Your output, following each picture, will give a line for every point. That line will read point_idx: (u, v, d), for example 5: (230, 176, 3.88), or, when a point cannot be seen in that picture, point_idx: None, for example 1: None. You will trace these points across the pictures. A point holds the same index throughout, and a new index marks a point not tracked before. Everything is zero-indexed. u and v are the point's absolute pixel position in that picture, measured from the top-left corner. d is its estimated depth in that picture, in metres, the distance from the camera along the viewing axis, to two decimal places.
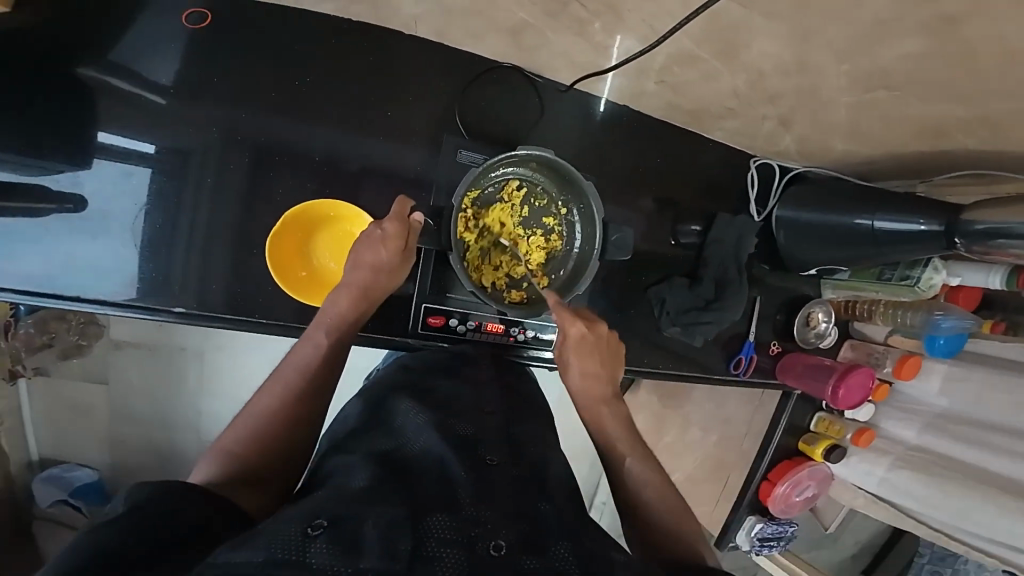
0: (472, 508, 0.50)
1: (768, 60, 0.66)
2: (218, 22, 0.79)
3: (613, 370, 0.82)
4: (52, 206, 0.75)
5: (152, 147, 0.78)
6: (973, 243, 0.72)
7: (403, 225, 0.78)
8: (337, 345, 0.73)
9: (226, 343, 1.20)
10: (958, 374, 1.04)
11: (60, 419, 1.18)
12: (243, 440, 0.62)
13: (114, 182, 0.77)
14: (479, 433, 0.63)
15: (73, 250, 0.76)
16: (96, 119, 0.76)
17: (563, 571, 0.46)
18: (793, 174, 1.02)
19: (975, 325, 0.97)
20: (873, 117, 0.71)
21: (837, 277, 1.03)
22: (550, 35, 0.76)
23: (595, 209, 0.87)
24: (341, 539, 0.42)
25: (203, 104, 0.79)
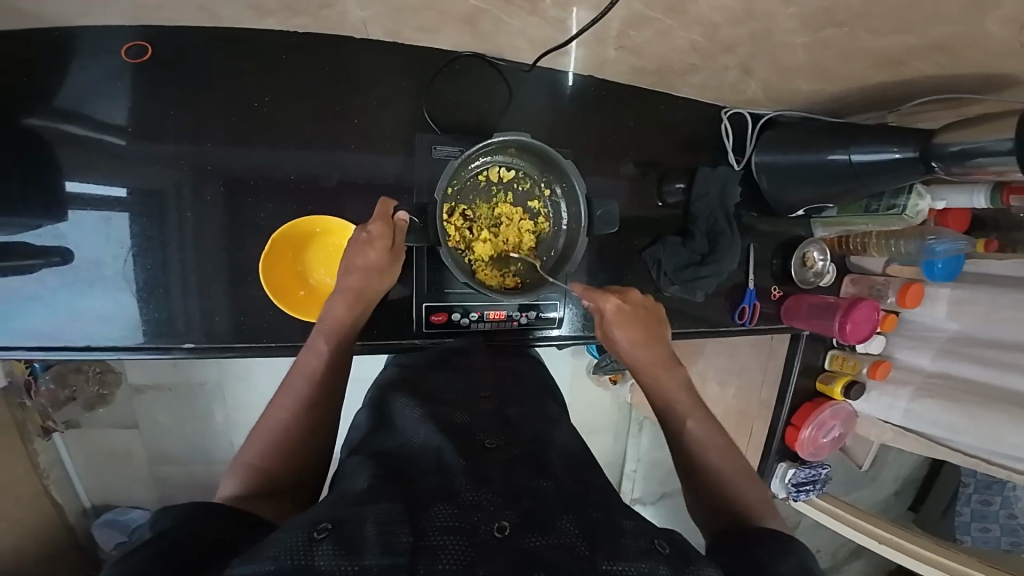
0: (471, 496, 0.52)
1: (719, 13, 0.65)
2: (168, 59, 0.81)
3: (658, 334, 0.86)
4: (40, 261, 0.80)
5: (124, 190, 0.80)
6: (950, 164, 0.72)
7: (388, 225, 0.80)
8: (338, 351, 0.77)
9: (242, 374, 1.26)
10: (964, 297, 1.02)
11: (103, 465, 1.27)
12: (263, 451, 0.68)
13: (93, 229, 0.80)
14: (475, 422, 0.67)
15: (74, 306, 0.81)
16: (66, 173, 0.79)
17: (571, 544, 0.48)
18: (765, 120, 1.02)
19: (969, 245, 0.95)
20: (836, 53, 0.70)
21: (826, 215, 1.03)
22: (502, 20, 0.76)
23: (577, 186, 0.87)
24: (344, 540, 0.45)
25: (177, 144, 0.81)
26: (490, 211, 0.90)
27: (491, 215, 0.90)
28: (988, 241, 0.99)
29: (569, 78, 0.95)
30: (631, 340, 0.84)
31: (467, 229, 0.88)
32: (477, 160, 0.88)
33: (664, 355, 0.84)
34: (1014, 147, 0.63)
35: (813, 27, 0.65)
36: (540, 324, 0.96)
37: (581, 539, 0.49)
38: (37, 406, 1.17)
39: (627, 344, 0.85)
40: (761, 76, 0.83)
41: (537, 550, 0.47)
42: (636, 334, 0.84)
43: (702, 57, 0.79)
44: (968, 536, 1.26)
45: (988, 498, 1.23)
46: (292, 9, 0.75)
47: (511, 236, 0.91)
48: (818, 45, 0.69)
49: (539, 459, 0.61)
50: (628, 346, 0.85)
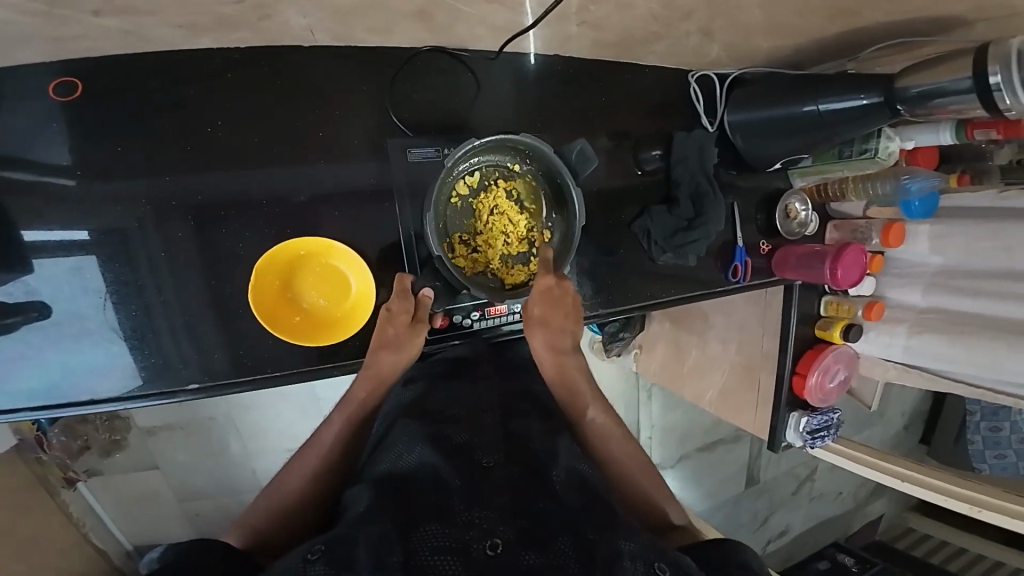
0: (465, 514, 0.55)
1: None
2: (115, 95, 0.79)
3: (573, 323, 0.89)
4: (19, 319, 0.79)
5: (85, 233, 0.79)
6: (914, 106, 0.75)
7: (409, 301, 0.86)
8: (355, 430, 0.81)
9: (252, 400, 1.27)
10: (945, 232, 1.04)
11: (131, 507, 1.29)
12: (272, 509, 0.73)
13: (67, 278, 0.80)
14: (477, 438, 0.68)
15: (70, 362, 0.81)
16: (35, 228, 0.78)
17: (562, 566, 0.51)
18: (732, 79, 1.02)
19: (942, 180, 0.97)
20: (792, 8, 0.70)
21: (802, 165, 1.05)
22: (456, 11, 0.74)
23: (543, 148, 0.87)
24: (335, 560, 0.51)
25: (146, 181, 0.80)
26: (474, 219, 0.90)
27: (478, 216, 0.90)
28: (960, 175, 1.02)
29: (531, 58, 0.94)
30: (550, 334, 0.86)
31: (458, 237, 0.90)
32: (447, 183, 0.87)
33: (570, 344, 0.87)
34: (972, 86, 0.68)
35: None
36: None
37: (572, 558, 0.52)
38: (55, 459, 1.16)
39: (542, 341, 0.85)
40: (722, 37, 0.83)
41: (528, 566, 0.51)
42: (558, 323, 0.86)
43: (664, 25, 0.79)
44: (986, 464, 1.31)
45: (997, 425, 1.27)
46: (238, 25, 0.73)
47: (505, 231, 0.92)
48: (774, 2, 0.69)
49: (543, 477, 0.62)
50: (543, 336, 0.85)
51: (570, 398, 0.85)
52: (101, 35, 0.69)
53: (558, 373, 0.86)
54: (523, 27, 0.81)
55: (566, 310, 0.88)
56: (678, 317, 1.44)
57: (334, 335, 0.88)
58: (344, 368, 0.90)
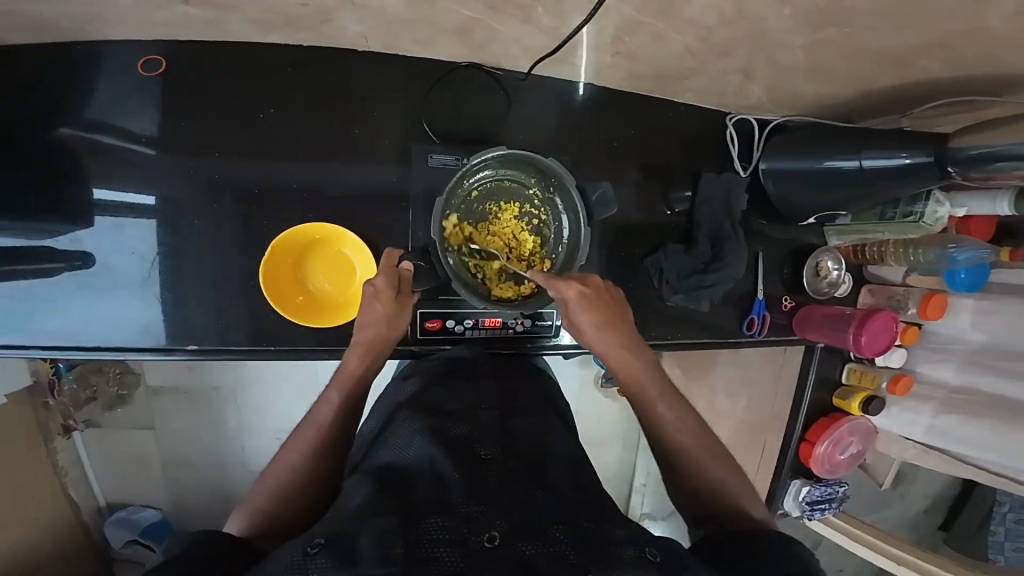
0: (465, 507, 0.53)
1: (709, 15, 0.64)
2: (174, 72, 0.84)
3: (622, 319, 0.83)
4: (61, 265, 0.83)
5: (151, 198, 0.84)
6: (967, 168, 0.70)
7: (393, 277, 0.83)
8: (349, 403, 0.79)
9: (251, 381, 1.28)
10: (990, 308, 0.95)
11: (118, 465, 1.30)
12: (275, 493, 0.69)
13: (111, 233, 0.84)
14: (474, 432, 0.67)
15: (90, 309, 0.84)
16: (93, 182, 0.83)
17: (561, 555, 0.48)
18: (772, 126, 0.99)
19: (993, 253, 0.91)
20: (834, 53, 0.69)
21: (839, 223, 0.98)
22: (494, 30, 0.75)
23: (566, 177, 0.87)
24: (338, 554, 0.47)
25: (186, 155, 0.84)
26: (479, 227, 0.89)
27: (482, 222, 0.89)
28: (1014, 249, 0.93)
29: (581, 87, 0.95)
30: (606, 330, 0.81)
31: (457, 243, 0.88)
32: (465, 183, 0.88)
33: (628, 338, 0.82)
34: None
35: (809, 27, 0.63)
36: (535, 333, 0.94)
37: (572, 548, 0.50)
38: (60, 405, 1.21)
39: (603, 334, 0.81)
40: (762, 78, 0.81)
41: (528, 557, 0.48)
42: (605, 322, 0.81)
43: (701, 61, 0.78)
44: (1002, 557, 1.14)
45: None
46: (298, 26, 0.78)
47: (507, 247, 0.90)
48: (817, 44, 0.67)
49: (538, 472, 0.60)
50: (594, 334, 0.82)
51: (641, 393, 0.79)
52: (171, 19, 0.75)
53: (627, 365, 0.80)
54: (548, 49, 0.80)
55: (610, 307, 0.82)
56: None
57: (320, 319, 0.88)
58: (330, 354, 0.89)
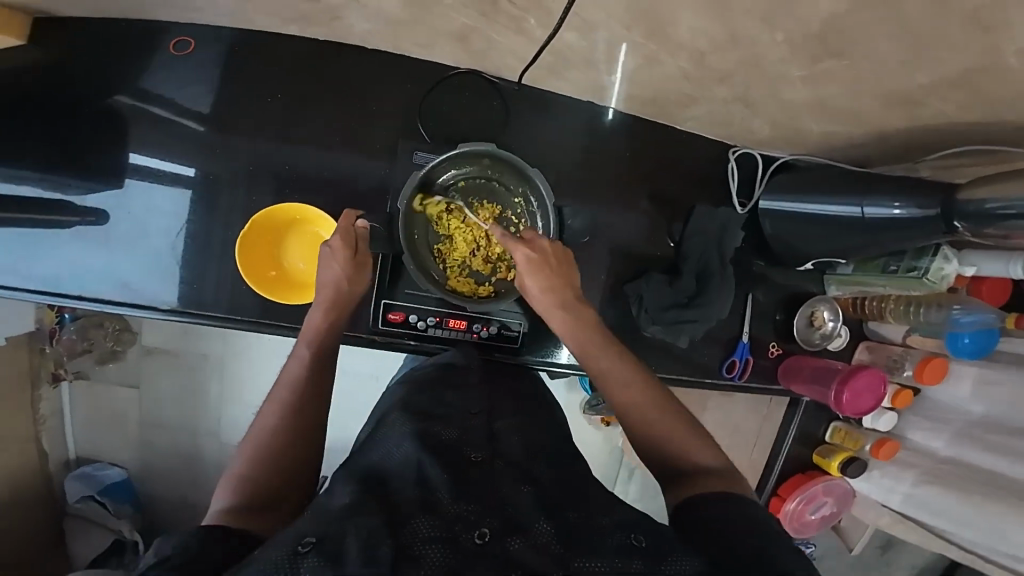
0: (453, 508, 0.51)
1: (701, 38, 0.63)
2: (181, 48, 0.85)
3: (566, 279, 0.77)
4: (75, 219, 0.83)
5: (191, 170, 0.84)
6: (977, 225, 0.64)
7: (349, 236, 0.78)
8: (322, 355, 0.72)
9: (230, 355, 1.28)
10: (990, 377, 0.88)
11: (95, 420, 1.30)
12: (253, 458, 0.62)
13: (139, 199, 0.84)
14: (463, 436, 0.63)
15: (79, 261, 0.83)
16: (130, 144, 0.84)
17: (548, 547, 0.48)
18: (780, 163, 0.95)
19: (999, 319, 0.84)
20: (841, 88, 0.65)
21: (840, 272, 0.92)
22: (493, 38, 0.76)
23: (543, 187, 0.83)
24: (327, 555, 0.45)
25: (200, 129, 0.84)
26: (453, 221, 0.85)
27: (453, 220, 0.85)
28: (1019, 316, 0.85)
29: (609, 113, 0.92)
30: (551, 292, 0.75)
31: (426, 232, 0.85)
32: (443, 176, 0.85)
33: (572, 297, 0.76)
34: None
35: (811, 57, 0.61)
36: (499, 341, 0.89)
37: (555, 539, 0.49)
38: (55, 354, 1.23)
39: (547, 296, 0.75)
40: (765, 111, 0.78)
41: (517, 553, 0.47)
42: (551, 284, 0.75)
43: (697, 87, 0.76)
44: None
45: None
46: (311, 22, 0.80)
47: (475, 246, 0.86)
48: (819, 77, 0.65)
49: (523, 468, 0.60)
50: (538, 299, 0.76)
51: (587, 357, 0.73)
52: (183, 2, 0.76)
53: (575, 329, 0.74)
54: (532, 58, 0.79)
55: (558, 270, 0.77)
56: None
57: (278, 293, 0.86)
58: (293, 331, 0.87)
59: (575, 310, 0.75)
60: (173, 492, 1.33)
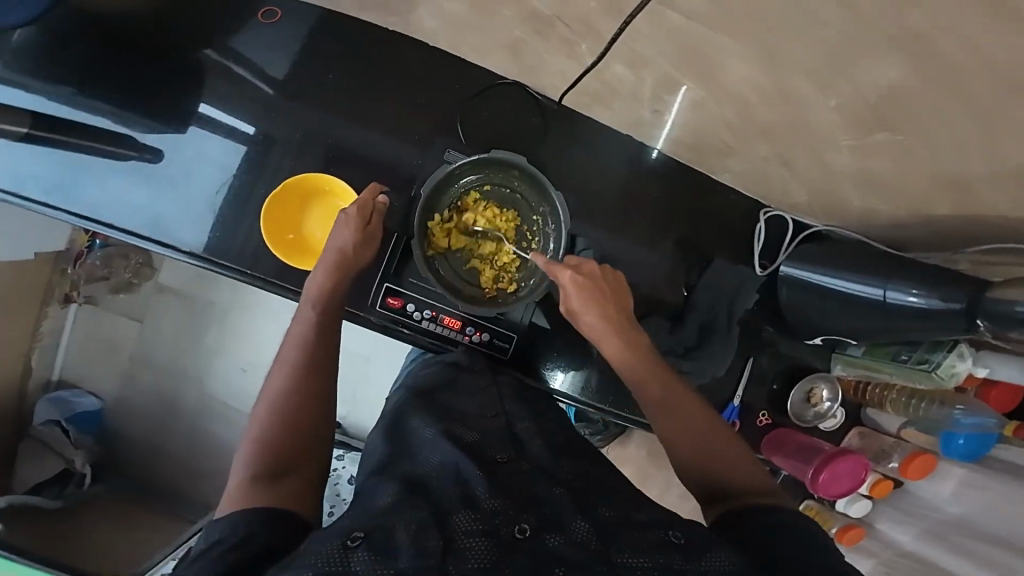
0: (488, 503, 0.56)
1: (750, 87, 0.66)
2: (259, 11, 0.90)
3: (619, 304, 0.77)
4: (132, 153, 0.86)
5: (252, 128, 0.88)
6: (1000, 326, 0.59)
7: (367, 206, 0.80)
8: (326, 319, 0.75)
9: (234, 308, 1.30)
10: (974, 481, 0.85)
11: (92, 347, 1.31)
12: (273, 426, 0.67)
13: (192, 146, 0.88)
14: (483, 439, 0.68)
15: (123, 189, 0.86)
16: (204, 94, 0.88)
17: (585, 542, 0.52)
18: (811, 233, 0.85)
19: (999, 425, 0.80)
20: (888, 167, 0.61)
21: (850, 352, 0.86)
22: (543, 55, 0.80)
23: (562, 208, 0.83)
24: (376, 547, 0.50)
25: (271, 92, 0.89)
26: (470, 222, 0.85)
27: (470, 221, 0.85)
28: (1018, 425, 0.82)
29: (656, 153, 0.90)
30: (602, 315, 0.74)
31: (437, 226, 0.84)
32: (467, 176, 0.85)
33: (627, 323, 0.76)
34: None
35: (860, 126, 0.59)
36: (489, 349, 0.88)
37: (594, 538, 0.53)
38: (75, 276, 1.27)
39: (598, 320, 0.74)
40: (803, 177, 0.75)
41: (556, 549, 0.51)
42: (600, 307, 0.75)
43: (739, 139, 0.76)
44: None
45: None
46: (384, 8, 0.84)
47: (483, 250, 0.85)
48: (864, 151, 0.62)
49: (549, 473, 0.63)
50: (591, 323, 0.75)
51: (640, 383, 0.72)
52: None
53: (629, 354, 0.73)
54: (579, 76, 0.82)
55: (606, 293, 0.76)
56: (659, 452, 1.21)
57: (290, 255, 0.87)
58: (293, 295, 0.88)
59: (626, 335, 0.74)
60: (144, 428, 1.34)
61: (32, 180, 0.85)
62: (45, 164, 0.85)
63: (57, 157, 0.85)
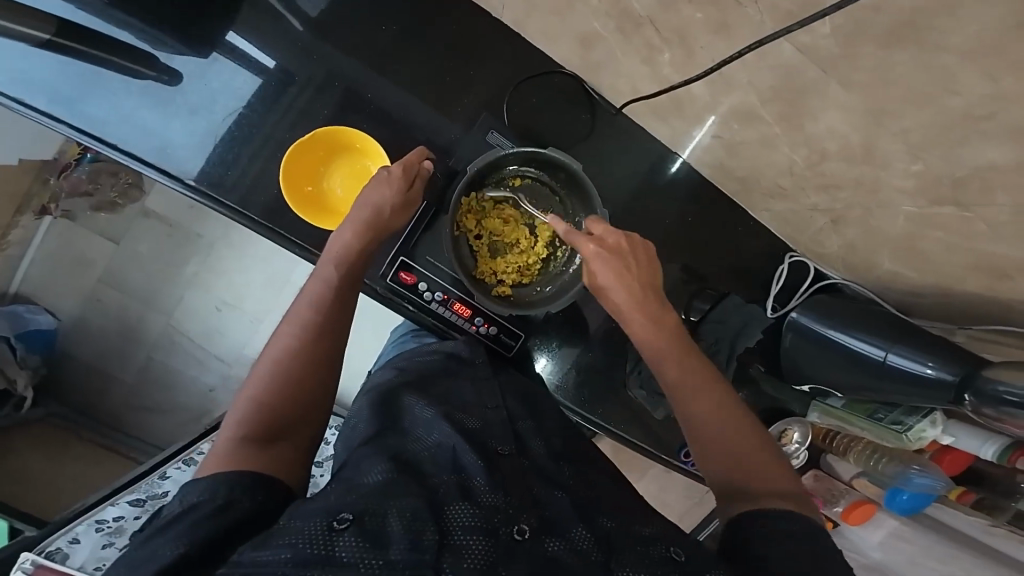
0: (489, 498, 0.57)
1: (834, 139, 0.67)
2: None
3: (647, 277, 0.71)
4: (149, 73, 0.78)
5: (272, 62, 0.81)
6: (983, 403, 0.66)
7: (411, 171, 0.76)
8: (345, 281, 0.72)
9: (220, 245, 1.23)
10: (904, 535, 0.98)
11: (59, 264, 1.21)
12: (271, 387, 0.64)
13: (215, 75, 0.80)
14: (484, 428, 0.70)
15: (137, 110, 0.79)
16: (233, 19, 0.81)
17: (585, 552, 0.55)
18: (827, 283, 0.90)
19: (945, 488, 0.89)
20: (940, 241, 0.66)
21: (829, 403, 0.92)
22: (616, 54, 0.78)
23: (601, 222, 0.82)
24: (365, 534, 0.50)
25: (300, 28, 0.82)
26: (507, 212, 0.83)
27: (508, 213, 0.83)
28: (962, 492, 0.89)
29: (678, 163, 0.91)
30: (628, 294, 0.70)
31: (469, 209, 0.82)
32: (514, 165, 0.83)
33: (654, 300, 0.71)
34: None
35: (931, 200, 0.63)
36: (493, 343, 0.88)
37: (594, 547, 0.56)
38: (57, 188, 1.17)
39: (625, 297, 0.70)
40: (848, 235, 0.78)
41: (554, 553, 0.54)
42: (628, 284, 0.70)
43: (794, 185, 0.78)
44: None
45: None
46: None
47: (513, 244, 0.84)
48: (924, 221, 0.66)
49: (548, 474, 0.67)
50: (618, 303, 0.71)
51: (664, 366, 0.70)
52: None
53: (648, 335, 0.71)
54: (642, 95, 0.82)
55: (635, 268, 0.71)
56: (623, 460, 1.27)
57: (303, 208, 0.82)
58: (300, 250, 0.84)
59: (655, 317, 0.70)
60: (104, 357, 1.25)
61: (32, 81, 0.76)
62: (51, 65, 0.76)
63: (62, 61, 0.76)
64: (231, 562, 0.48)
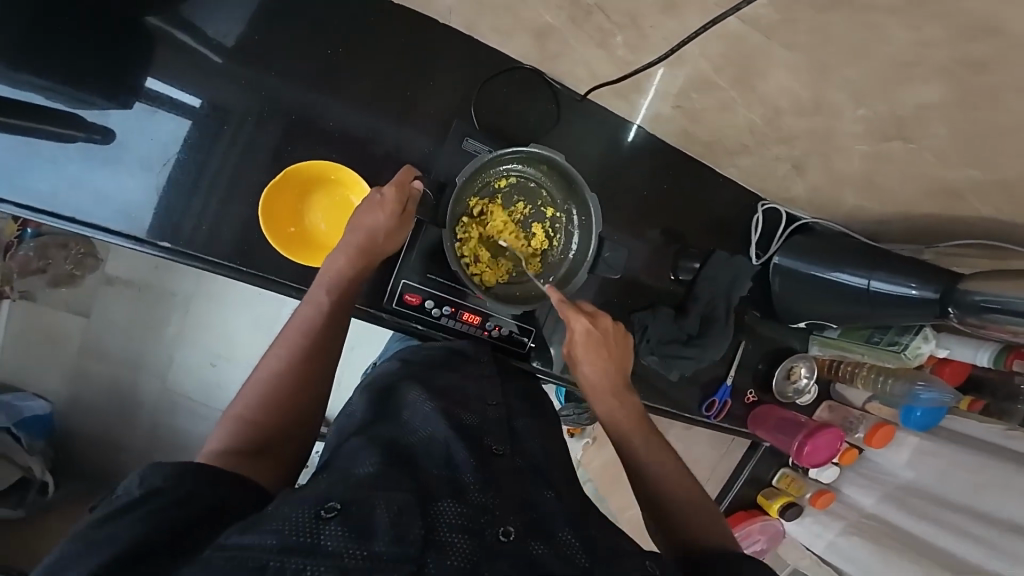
0: (478, 496, 0.57)
1: (785, 96, 0.70)
2: None
3: (620, 360, 0.80)
4: (79, 134, 0.75)
5: (196, 100, 0.78)
6: (965, 313, 0.71)
7: (401, 192, 0.77)
8: (336, 305, 0.72)
9: (196, 297, 1.20)
10: (928, 449, 1.06)
11: (32, 344, 1.17)
12: (256, 404, 0.64)
13: (150, 126, 0.77)
14: (482, 425, 0.71)
15: (81, 177, 0.76)
16: (149, 65, 0.77)
17: (570, 554, 0.54)
18: (799, 224, 0.95)
19: (953, 400, 0.96)
20: (897, 173, 0.70)
21: (826, 335, 0.97)
22: (572, 42, 0.78)
23: (594, 213, 0.84)
24: (351, 524, 0.49)
25: (219, 61, 0.79)
26: (501, 214, 0.84)
27: (502, 215, 0.84)
28: (972, 400, 1.01)
29: (633, 131, 0.93)
30: (602, 370, 0.78)
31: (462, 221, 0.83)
32: (502, 167, 0.84)
33: (621, 381, 0.79)
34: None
35: (880, 137, 0.66)
36: (508, 343, 0.89)
37: (581, 553, 0.54)
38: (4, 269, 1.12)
39: (597, 371, 0.78)
40: (812, 178, 0.82)
41: (539, 555, 0.53)
42: (604, 360, 0.78)
43: (756, 141, 0.81)
44: None
45: None
46: None
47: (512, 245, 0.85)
48: (879, 157, 0.70)
49: (542, 473, 0.67)
50: (590, 374, 0.78)
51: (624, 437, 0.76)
52: None
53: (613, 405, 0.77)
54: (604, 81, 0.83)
55: (614, 350, 0.79)
56: None
57: (294, 252, 0.81)
58: (295, 292, 0.83)
59: (621, 395, 0.78)
60: (104, 428, 1.23)
61: None
62: None
63: None
64: (216, 544, 0.46)
